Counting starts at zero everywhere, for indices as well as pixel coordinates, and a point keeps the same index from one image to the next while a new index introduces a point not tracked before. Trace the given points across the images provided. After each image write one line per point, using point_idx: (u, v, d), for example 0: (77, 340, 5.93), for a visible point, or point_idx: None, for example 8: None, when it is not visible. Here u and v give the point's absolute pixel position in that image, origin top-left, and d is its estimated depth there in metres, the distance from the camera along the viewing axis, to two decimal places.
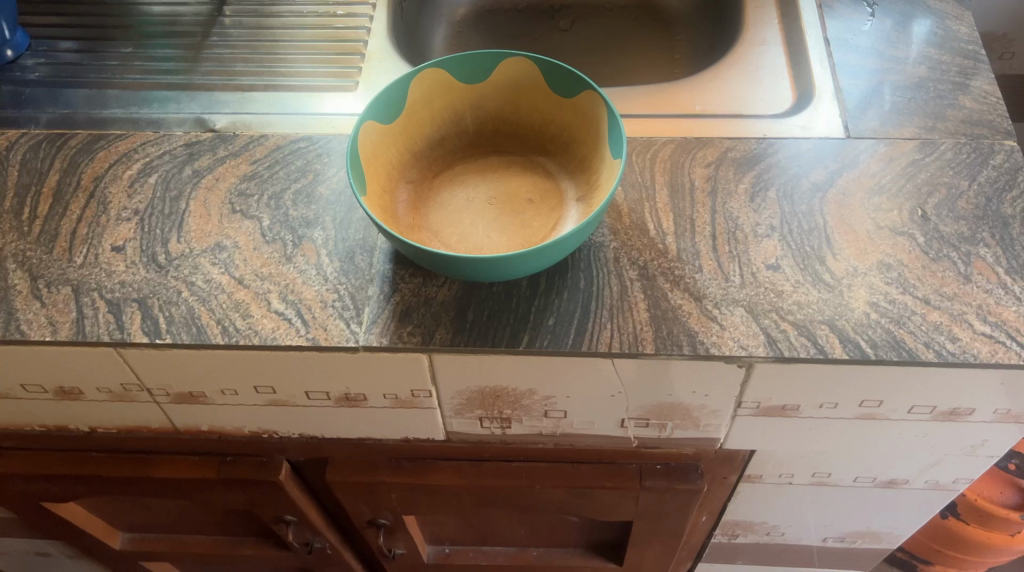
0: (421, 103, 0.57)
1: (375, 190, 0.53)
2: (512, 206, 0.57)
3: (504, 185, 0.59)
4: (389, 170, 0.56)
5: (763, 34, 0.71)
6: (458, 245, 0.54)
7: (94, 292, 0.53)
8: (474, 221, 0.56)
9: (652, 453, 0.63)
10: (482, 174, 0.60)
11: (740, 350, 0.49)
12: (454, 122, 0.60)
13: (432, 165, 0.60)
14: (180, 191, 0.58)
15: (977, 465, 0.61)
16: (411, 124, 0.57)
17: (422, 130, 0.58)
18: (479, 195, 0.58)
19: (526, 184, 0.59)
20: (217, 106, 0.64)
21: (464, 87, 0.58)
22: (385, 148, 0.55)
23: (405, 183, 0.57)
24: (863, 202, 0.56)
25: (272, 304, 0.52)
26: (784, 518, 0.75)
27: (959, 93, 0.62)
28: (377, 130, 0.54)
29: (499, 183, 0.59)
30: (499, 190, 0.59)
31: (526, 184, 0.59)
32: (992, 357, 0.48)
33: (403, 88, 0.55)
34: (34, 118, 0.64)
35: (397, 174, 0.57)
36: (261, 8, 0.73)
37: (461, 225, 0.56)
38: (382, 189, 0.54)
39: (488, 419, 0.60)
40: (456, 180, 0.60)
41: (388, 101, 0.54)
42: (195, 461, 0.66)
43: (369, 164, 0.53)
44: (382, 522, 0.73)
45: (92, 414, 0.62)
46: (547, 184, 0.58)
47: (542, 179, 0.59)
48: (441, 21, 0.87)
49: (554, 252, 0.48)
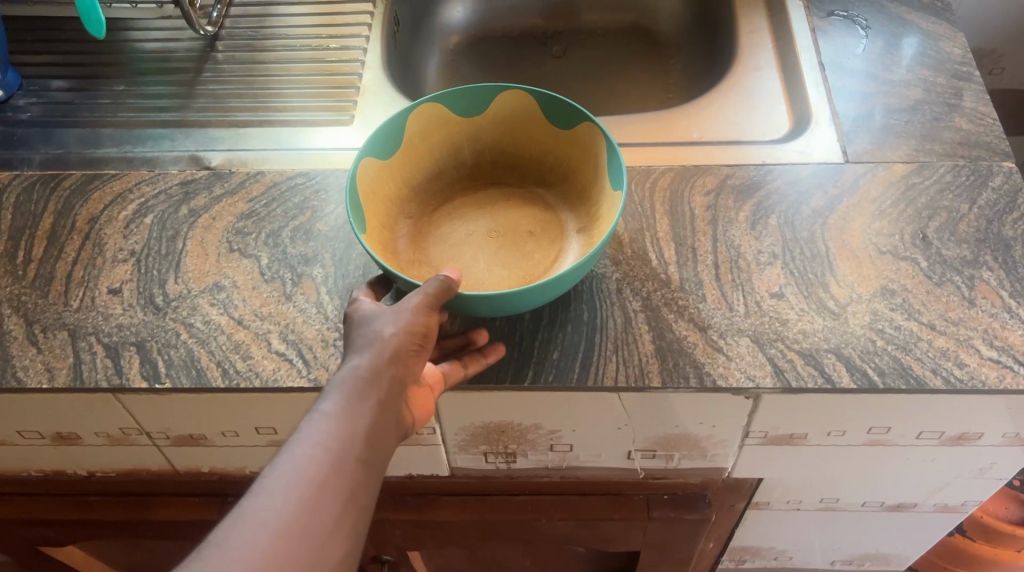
0: (418, 137, 0.57)
1: (374, 225, 0.52)
2: (514, 238, 0.57)
3: (506, 219, 0.59)
4: (389, 204, 0.55)
5: (758, 58, 0.71)
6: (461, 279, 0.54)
7: (91, 337, 0.52)
8: (477, 254, 0.56)
9: (658, 483, 0.63)
10: (483, 208, 0.60)
11: (747, 381, 0.49)
12: (451, 156, 0.60)
13: (431, 199, 0.59)
14: (176, 231, 0.58)
15: (985, 487, 0.61)
16: (409, 158, 0.57)
17: (421, 165, 0.58)
18: (480, 229, 0.58)
19: (529, 217, 0.59)
20: (212, 143, 0.63)
21: (461, 121, 0.58)
22: (385, 182, 0.54)
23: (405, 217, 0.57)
24: (864, 228, 0.56)
25: (273, 345, 0.51)
26: (792, 543, 0.74)
27: (954, 114, 0.62)
28: (375, 164, 0.53)
29: (501, 217, 0.59)
30: (500, 223, 0.58)
31: (529, 217, 0.59)
32: (1001, 382, 0.47)
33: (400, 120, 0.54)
34: (27, 159, 0.63)
35: (397, 209, 0.56)
36: (254, 42, 0.72)
37: (463, 258, 0.56)
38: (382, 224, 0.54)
39: (493, 454, 0.59)
40: (456, 215, 0.59)
41: (385, 134, 0.54)
42: (196, 502, 0.65)
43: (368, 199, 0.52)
44: (385, 558, 0.72)
45: (90, 458, 0.61)
46: (548, 216, 0.58)
47: (544, 212, 0.59)
48: (434, 50, 0.86)
49: (559, 283, 0.47)
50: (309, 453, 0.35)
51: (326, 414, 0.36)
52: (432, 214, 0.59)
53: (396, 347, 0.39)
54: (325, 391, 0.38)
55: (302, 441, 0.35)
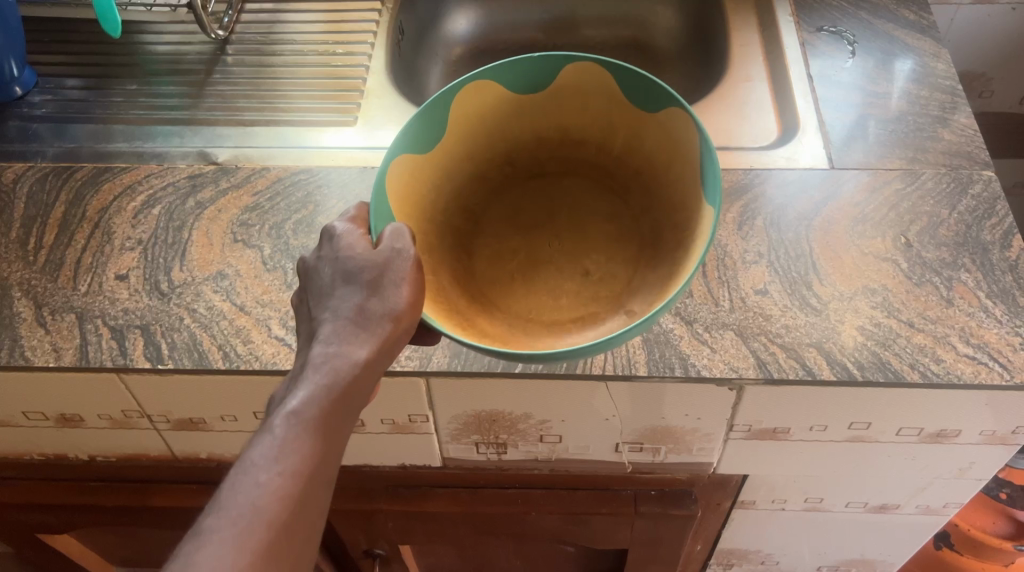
0: (570, 98, 0.54)
1: (452, 159, 0.54)
2: (561, 271, 0.55)
3: (579, 239, 0.57)
4: (478, 145, 0.55)
5: (749, 70, 0.73)
6: (488, 272, 0.55)
7: (98, 319, 0.54)
8: (513, 259, 0.57)
9: (645, 478, 0.64)
10: (576, 211, 0.59)
11: (730, 372, 0.50)
12: (601, 138, 0.56)
13: (542, 159, 0.59)
14: (183, 221, 0.60)
15: (966, 489, 0.62)
16: (552, 103, 0.55)
17: (557, 126, 0.56)
18: (541, 226, 0.58)
19: (591, 252, 0.56)
20: (219, 140, 0.66)
21: (630, 116, 0.53)
22: (488, 112, 0.54)
23: (492, 151, 0.57)
24: (847, 230, 0.57)
25: (273, 330, 0.53)
26: (778, 546, 0.76)
27: (940, 126, 0.64)
28: (499, 91, 0.52)
29: (576, 229, 0.58)
30: (565, 247, 0.57)
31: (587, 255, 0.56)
32: (976, 377, 0.49)
33: (552, 70, 0.52)
34: (40, 152, 0.65)
35: (490, 145, 0.56)
36: (262, 47, 0.75)
37: (503, 242, 0.58)
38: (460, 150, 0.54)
39: (484, 444, 0.61)
40: (545, 196, 0.60)
41: (533, 70, 0.52)
42: (193, 489, 0.66)
43: (461, 122, 0.52)
44: (377, 552, 0.74)
45: (92, 441, 0.62)
46: (618, 264, 0.54)
47: (608, 262, 0.55)
48: (437, 61, 0.89)
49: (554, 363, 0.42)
50: (289, 461, 0.36)
51: (304, 420, 0.37)
52: (529, 172, 0.60)
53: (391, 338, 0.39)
54: (301, 380, 0.39)
55: (280, 441, 0.37)
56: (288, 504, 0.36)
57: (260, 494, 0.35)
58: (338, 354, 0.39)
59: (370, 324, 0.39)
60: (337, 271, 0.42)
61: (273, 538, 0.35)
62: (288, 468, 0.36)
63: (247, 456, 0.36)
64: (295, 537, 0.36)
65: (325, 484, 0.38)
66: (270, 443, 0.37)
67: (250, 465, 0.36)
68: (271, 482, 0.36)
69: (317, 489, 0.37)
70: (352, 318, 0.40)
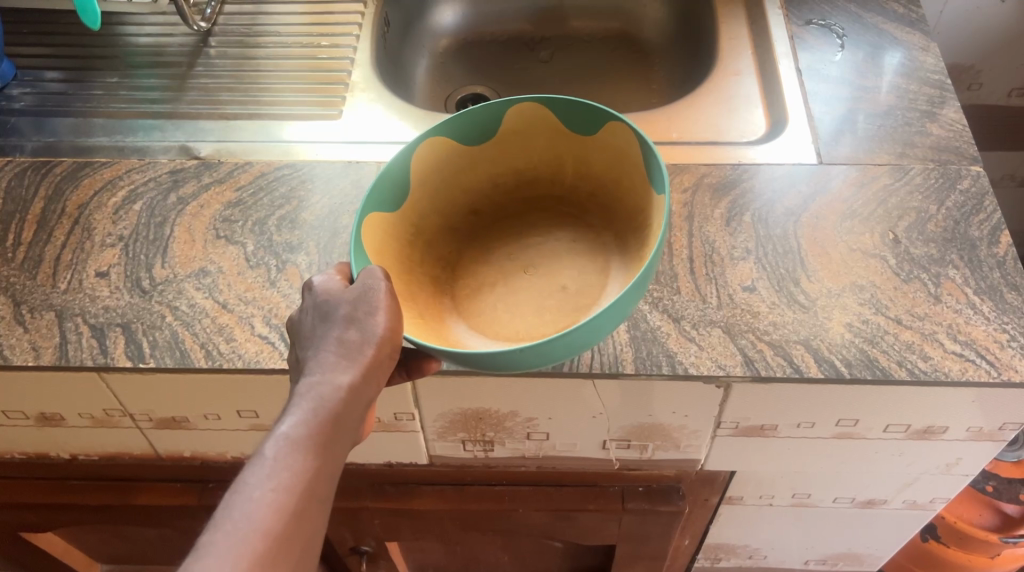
0: (520, 140, 0.56)
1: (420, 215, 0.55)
2: (539, 290, 0.55)
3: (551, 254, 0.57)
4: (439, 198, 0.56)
5: (738, 62, 0.73)
6: (470, 305, 0.54)
7: (78, 317, 0.53)
8: (492, 289, 0.56)
9: (633, 475, 0.64)
10: (547, 237, 0.59)
11: (718, 370, 0.50)
12: (553, 171, 0.59)
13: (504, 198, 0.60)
14: (165, 217, 0.59)
15: (952, 484, 0.62)
16: (503, 150, 0.57)
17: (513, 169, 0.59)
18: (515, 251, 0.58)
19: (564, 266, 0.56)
20: (201, 134, 0.65)
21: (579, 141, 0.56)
22: (447, 166, 0.55)
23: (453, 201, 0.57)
24: (836, 226, 0.57)
25: (256, 328, 0.52)
26: (766, 541, 0.76)
27: (928, 120, 0.63)
28: (454, 146, 0.54)
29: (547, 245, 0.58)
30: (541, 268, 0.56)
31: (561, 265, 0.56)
32: (963, 374, 0.49)
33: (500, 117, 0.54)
34: (19, 147, 0.64)
35: (452, 196, 0.57)
36: (245, 39, 0.74)
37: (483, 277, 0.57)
38: (425, 204, 0.55)
39: (471, 441, 0.60)
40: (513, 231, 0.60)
41: (483, 119, 0.53)
42: (177, 487, 0.66)
43: (425, 178, 0.53)
44: (364, 549, 0.73)
45: (74, 440, 0.62)
46: (592, 275, 0.55)
47: (583, 276, 0.55)
48: (424, 53, 0.88)
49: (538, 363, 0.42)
50: (281, 477, 0.35)
51: (296, 438, 0.36)
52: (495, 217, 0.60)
53: (375, 361, 0.39)
54: (291, 404, 0.38)
55: (271, 461, 0.36)
56: (284, 518, 0.34)
57: (256, 509, 0.34)
58: (321, 381, 0.38)
59: (358, 349, 0.39)
60: (318, 311, 0.42)
61: (269, 552, 0.33)
62: (282, 484, 0.35)
63: (238, 478, 0.35)
64: (290, 555, 0.34)
65: (319, 501, 0.36)
66: (261, 462, 0.36)
67: (243, 481, 0.35)
68: (265, 497, 0.34)
69: (312, 505, 0.36)
70: (337, 351, 0.39)
